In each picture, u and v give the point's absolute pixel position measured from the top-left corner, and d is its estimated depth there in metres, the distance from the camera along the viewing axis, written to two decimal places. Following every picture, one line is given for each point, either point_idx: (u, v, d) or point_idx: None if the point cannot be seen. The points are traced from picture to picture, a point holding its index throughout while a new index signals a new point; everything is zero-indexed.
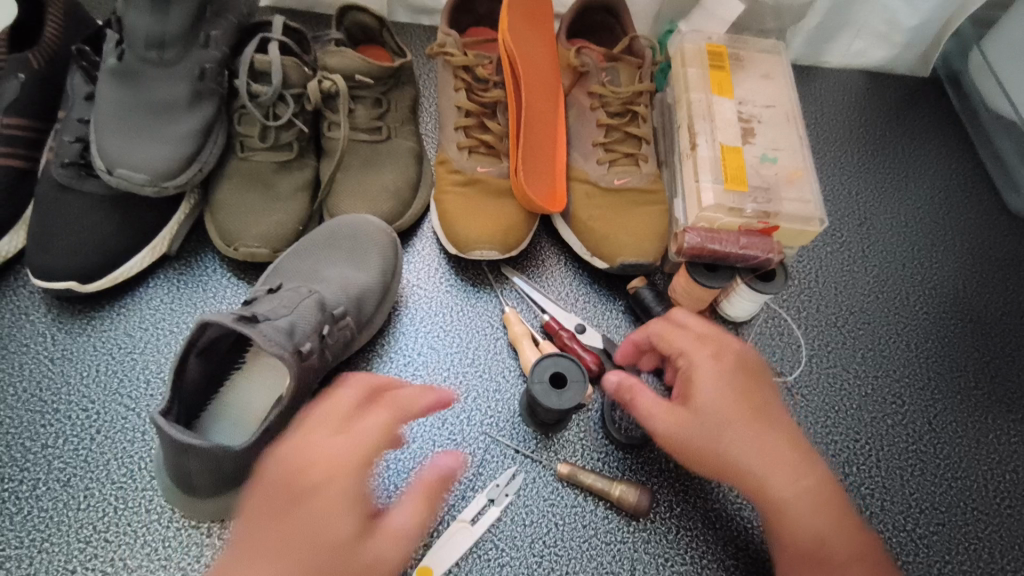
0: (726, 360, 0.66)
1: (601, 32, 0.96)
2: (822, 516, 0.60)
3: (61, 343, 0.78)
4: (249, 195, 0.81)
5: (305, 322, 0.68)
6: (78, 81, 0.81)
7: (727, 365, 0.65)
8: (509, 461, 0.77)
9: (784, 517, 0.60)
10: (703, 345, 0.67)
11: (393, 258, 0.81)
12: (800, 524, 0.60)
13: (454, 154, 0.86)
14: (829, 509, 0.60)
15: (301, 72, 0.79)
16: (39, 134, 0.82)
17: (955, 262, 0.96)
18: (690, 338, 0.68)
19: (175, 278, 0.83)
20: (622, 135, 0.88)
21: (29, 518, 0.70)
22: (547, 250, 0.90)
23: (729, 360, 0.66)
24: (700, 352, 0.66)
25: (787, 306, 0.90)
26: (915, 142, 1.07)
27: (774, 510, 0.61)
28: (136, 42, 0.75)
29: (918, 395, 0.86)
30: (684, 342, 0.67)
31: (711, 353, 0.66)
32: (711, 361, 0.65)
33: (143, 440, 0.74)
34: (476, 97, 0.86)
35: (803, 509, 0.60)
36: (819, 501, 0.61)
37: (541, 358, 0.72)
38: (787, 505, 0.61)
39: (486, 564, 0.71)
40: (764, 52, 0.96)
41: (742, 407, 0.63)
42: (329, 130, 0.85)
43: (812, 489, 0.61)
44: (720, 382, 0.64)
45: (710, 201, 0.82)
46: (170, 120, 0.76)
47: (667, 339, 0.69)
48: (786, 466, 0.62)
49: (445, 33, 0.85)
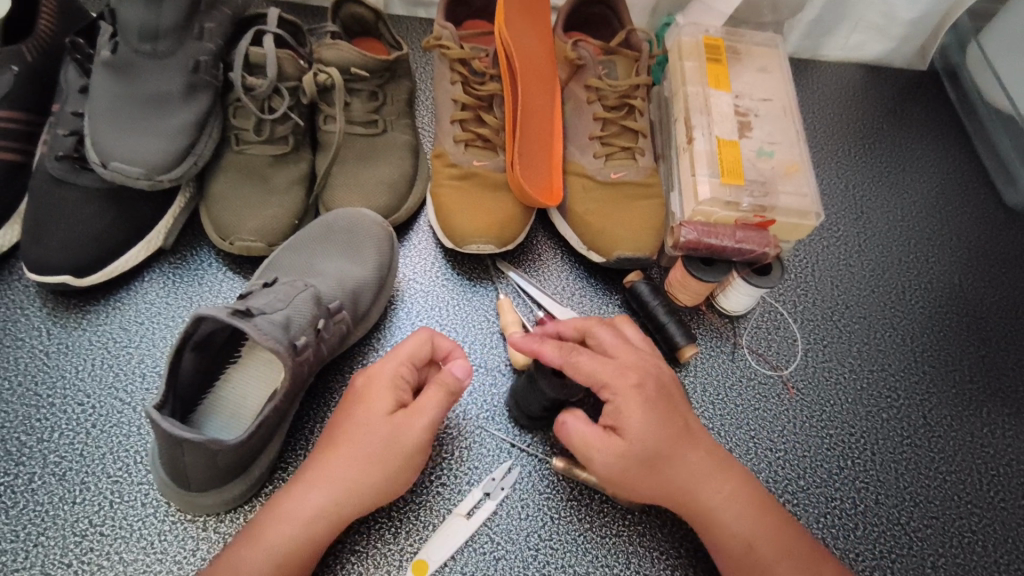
0: (647, 387, 0.63)
1: (599, 24, 0.95)
2: (747, 522, 0.64)
3: (56, 337, 0.78)
4: (244, 188, 0.81)
5: (301, 315, 0.68)
6: (73, 73, 0.80)
7: (648, 392, 0.63)
8: (504, 455, 0.77)
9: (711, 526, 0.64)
10: (625, 373, 0.63)
11: (389, 252, 0.81)
12: (726, 530, 0.64)
13: (450, 147, 0.85)
14: (755, 516, 0.64)
15: (296, 64, 0.79)
16: (34, 126, 0.82)
17: (951, 256, 0.96)
18: (610, 365, 0.63)
19: (170, 272, 0.83)
20: (619, 128, 0.88)
21: (25, 512, 0.70)
22: (543, 244, 0.90)
23: (650, 386, 0.63)
24: (621, 381, 0.62)
25: (783, 300, 0.90)
26: (911, 136, 1.07)
27: (709, 518, 0.64)
28: (130, 34, 0.74)
29: (913, 389, 0.86)
30: (605, 372, 0.63)
31: (633, 381, 0.63)
32: (635, 390, 0.62)
33: (139, 434, 0.74)
34: (472, 90, 0.85)
35: (727, 518, 0.64)
36: (741, 507, 0.64)
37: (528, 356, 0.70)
38: (713, 513, 0.64)
39: (481, 557, 0.71)
40: (762, 45, 0.95)
41: (665, 434, 0.62)
42: (324, 123, 0.84)
43: (733, 495, 0.64)
44: (646, 412, 0.62)
45: (706, 194, 0.82)
46: (164, 113, 0.76)
47: (587, 367, 0.63)
48: (710, 480, 0.64)
49: (441, 25, 0.85)
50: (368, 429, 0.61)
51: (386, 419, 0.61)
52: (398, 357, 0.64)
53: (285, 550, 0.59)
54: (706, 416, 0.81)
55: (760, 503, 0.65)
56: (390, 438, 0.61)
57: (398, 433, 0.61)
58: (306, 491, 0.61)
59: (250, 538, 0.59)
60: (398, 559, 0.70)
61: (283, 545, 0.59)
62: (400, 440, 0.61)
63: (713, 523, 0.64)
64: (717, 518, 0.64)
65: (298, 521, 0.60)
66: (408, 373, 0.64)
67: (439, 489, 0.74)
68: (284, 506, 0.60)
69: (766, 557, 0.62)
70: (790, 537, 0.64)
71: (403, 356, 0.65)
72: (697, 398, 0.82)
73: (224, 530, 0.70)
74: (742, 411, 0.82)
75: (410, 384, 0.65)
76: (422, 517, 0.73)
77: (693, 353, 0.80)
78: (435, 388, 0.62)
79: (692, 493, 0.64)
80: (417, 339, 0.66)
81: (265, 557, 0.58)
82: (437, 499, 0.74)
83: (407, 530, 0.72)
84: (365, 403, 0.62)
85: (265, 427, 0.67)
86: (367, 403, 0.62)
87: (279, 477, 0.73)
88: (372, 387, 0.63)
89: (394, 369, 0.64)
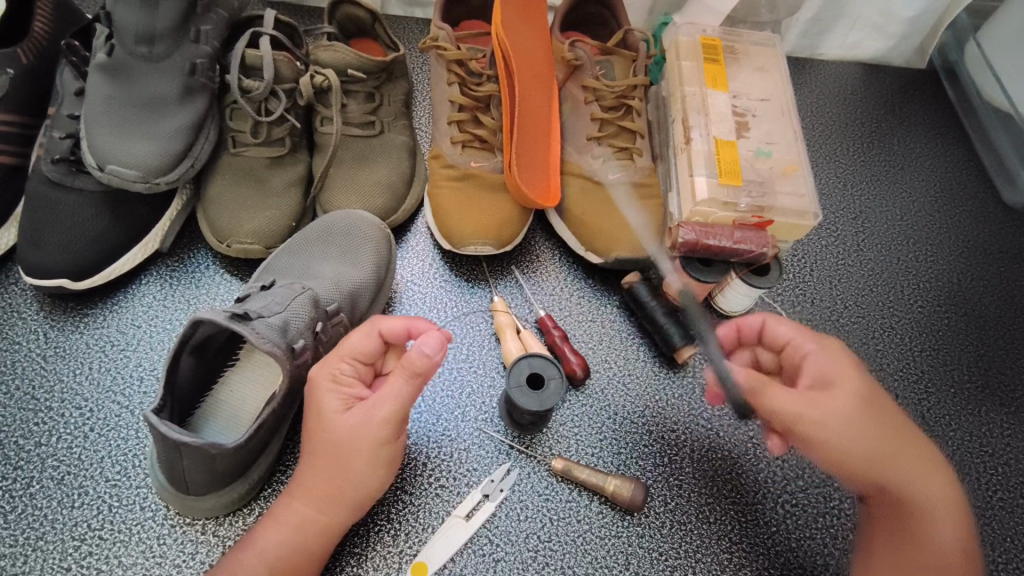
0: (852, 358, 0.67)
1: (595, 24, 0.95)
2: (951, 525, 0.64)
3: (53, 341, 0.78)
4: (241, 190, 0.81)
5: (299, 319, 0.68)
6: (68, 75, 0.80)
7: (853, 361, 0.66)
8: (504, 456, 0.77)
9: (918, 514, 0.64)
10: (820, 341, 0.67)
11: (386, 253, 0.81)
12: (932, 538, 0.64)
13: (447, 148, 0.85)
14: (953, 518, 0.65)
15: (294, 66, 0.79)
16: (29, 129, 0.82)
17: (950, 255, 0.96)
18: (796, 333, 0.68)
19: (167, 275, 0.83)
20: (616, 128, 0.87)
21: (23, 517, 0.70)
22: (541, 246, 0.90)
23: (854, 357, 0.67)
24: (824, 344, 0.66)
25: (782, 300, 0.90)
26: (911, 135, 1.07)
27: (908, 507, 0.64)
28: (126, 36, 0.74)
29: (912, 388, 0.86)
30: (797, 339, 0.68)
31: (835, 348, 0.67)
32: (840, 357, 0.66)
33: (137, 438, 0.74)
34: (469, 91, 0.85)
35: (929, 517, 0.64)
36: (942, 506, 0.65)
37: (516, 361, 0.72)
38: (919, 506, 0.64)
39: (481, 559, 0.71)
40: (759, 44, 0.95)
41: (885, 427, 0.63)
42: (321, 125, 0.84)
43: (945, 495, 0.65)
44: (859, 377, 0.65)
45: (703, 194, 0.82)
46: (161, 115, 0.76)
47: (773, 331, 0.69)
48: (923, 473, 0.64)
49: (438, 27, 0.85)
50: (325, 434, 0.60)
51: (341, 418, 0.60)
52: (338, 354, 0.63)
53: (277, 556, 0.60)
54: (702, 417, 0.81)
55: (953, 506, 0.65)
56: (346, 440, 0.60)
57: (356, 432, 0.60)
58: (307, 505, 0.61)
59: (243, 548, 0.61)
60: (398, 561, 0.70)
61: (274, 551, 0.60)
62: (357, 440, 0.60)
63: (924, 517, 0.64)
64: (928, 515, 0.64)
65: (286, 526, 0.61)
66: (349, 369, 0.63)
67: (438, 491, 0.74)
68: (283, 515, 0.61)
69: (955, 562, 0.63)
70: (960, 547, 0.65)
71: (345, 351, 0.63)
72: (694, 399, 0.82)
73: (223, 534, 0.70)
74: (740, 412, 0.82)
75: (356, 378, 0.63)
76: (421, 520, 0.73)
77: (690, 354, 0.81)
78: (402, 373, 0.59)
79: (916, 487, 0.64)
80: (361, 335, 0.64)
81: (258, 562, 0.59)
82: (436, 501, 0.74)
83: (406, 533, 0.72)
84: (315, 410, 0.61)
85: (262, 431, 0.67)
86: (318, 409, 0.61)
87: (277, 480, 0.73)
88: (317, 392, 0.62)
89: (333, 368, 0.62)
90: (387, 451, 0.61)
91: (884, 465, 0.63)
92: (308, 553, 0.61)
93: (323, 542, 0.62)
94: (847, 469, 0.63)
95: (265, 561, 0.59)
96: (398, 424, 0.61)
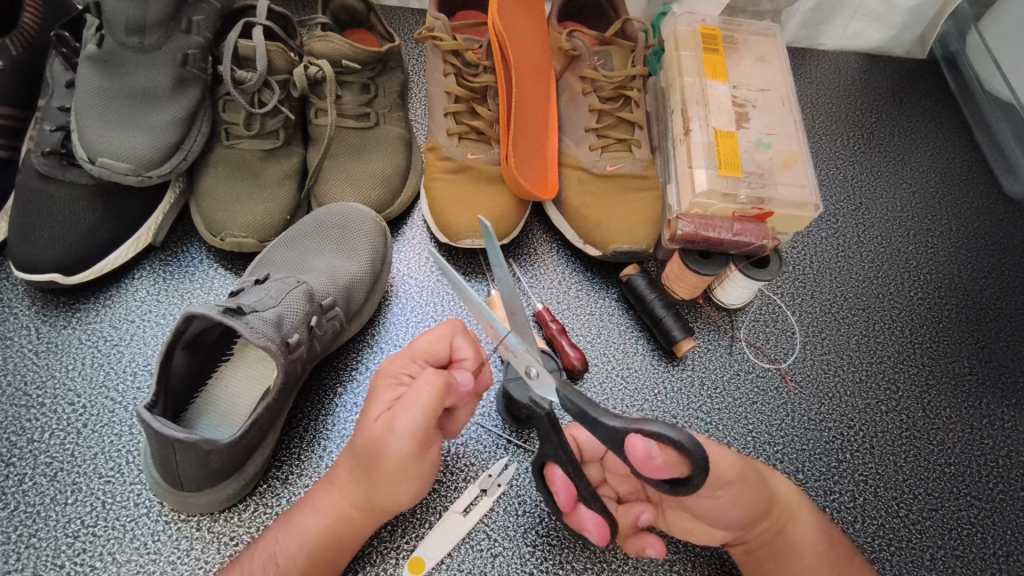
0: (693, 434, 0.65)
1: (595, 14, 0.94)
2: (809, 526, 0.65)
3: (45, 336, 0.77)
4: (234, 183, 0.80)
5: (293, 313, 0.67)
6: (58, 67, 0.78)
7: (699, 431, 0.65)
8: (501, 450, 0.76)
9: (787, 531, 0.64)
10: None
11: (382, 247, 0.80)
12: (800, 541, 0.64)
13: (444, 141, 0.84)
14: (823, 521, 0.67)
15: (287, 56, 0.77)
16: (20, 123, 0.81)
17: (951, 246, 0.95)
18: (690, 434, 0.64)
19: (161, 269, 0.82)
20: (615, 119, 0.86)
21: (16, 514, 0.69)
22: (539, 239, 0.89)
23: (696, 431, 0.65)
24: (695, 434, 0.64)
25: (781, 293, 0.89)
26: (912, 126, 1.05)
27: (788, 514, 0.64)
28: (116, 26, 0.72)
29: (912, 381, 0.85)
30: None
31: None
32: None
33: (131, 434, 0.74)
34: (465, 81, 0.83)
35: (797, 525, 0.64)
36: (803, 514, 0.65)
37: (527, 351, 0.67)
38: (793, 513, 0.64)
39: (478, 554, 0.71)
40: (758, 34, 0.94)
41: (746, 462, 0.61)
42: (315, 116, 0.83)
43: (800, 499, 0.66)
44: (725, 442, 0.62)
45: (703, 185, 0.81)
46: (152, 108, 0.75)
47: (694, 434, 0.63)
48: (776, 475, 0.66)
49: (434, 17, 0.84)
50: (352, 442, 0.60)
51: (363, 425, 0.58)
52: (410, 353, 0.60)
53: (316, 544, 0.61)
54: (703, 410, 0.81)
55: (806, 498, 0.67)
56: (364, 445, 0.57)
57: (379, 442, 0.56)
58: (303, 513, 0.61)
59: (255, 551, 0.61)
60: (395, 556, 0.70)
61: (305, 545, 0.60)
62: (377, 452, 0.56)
63: (794, 518, 0.64)
64: (796, 515, 0.65)
65: (321, 514, 0.61)
66: (414, 368, 0.60)
67: (436, 486, 0.74)
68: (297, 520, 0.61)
69: (806, 551, 0.64)
70: (831, 546, 0.65)
71: (418, 352, 0.60)
72: (694, 392, 0.82)
73: (218, 530, 0.70)
74: (741, 406, 0.82)
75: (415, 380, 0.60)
76: (418, 514, 0.72)
77: (690, 347, 0.80)
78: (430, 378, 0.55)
79: (778, 498, 0.64)
80: (435, 334, 0.61)
81: (298, 548, 0.60)
82: (434, 496, 0.73)
83: (403, 528, 0.71)
84: None
85: (257, 429, 0.66)
86: (369, 405, 0.59)
87: (273, 475, 0.72)
88: None
89: (403, 364, 0.60)
90: (403, 470, 0.56)
91: (749, 480, 0.59)
92: (323, 559, 0.61)
93: (337, 553, 0.62)
94: (723, 485, 0.57)
95: (303, 548, 0.60)
96: (422, 439, 0.55)
